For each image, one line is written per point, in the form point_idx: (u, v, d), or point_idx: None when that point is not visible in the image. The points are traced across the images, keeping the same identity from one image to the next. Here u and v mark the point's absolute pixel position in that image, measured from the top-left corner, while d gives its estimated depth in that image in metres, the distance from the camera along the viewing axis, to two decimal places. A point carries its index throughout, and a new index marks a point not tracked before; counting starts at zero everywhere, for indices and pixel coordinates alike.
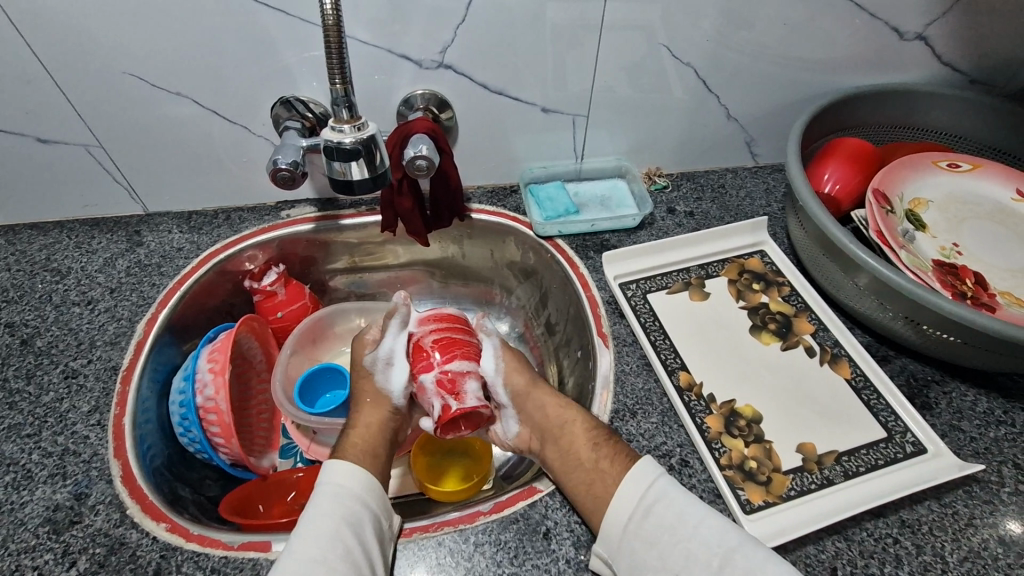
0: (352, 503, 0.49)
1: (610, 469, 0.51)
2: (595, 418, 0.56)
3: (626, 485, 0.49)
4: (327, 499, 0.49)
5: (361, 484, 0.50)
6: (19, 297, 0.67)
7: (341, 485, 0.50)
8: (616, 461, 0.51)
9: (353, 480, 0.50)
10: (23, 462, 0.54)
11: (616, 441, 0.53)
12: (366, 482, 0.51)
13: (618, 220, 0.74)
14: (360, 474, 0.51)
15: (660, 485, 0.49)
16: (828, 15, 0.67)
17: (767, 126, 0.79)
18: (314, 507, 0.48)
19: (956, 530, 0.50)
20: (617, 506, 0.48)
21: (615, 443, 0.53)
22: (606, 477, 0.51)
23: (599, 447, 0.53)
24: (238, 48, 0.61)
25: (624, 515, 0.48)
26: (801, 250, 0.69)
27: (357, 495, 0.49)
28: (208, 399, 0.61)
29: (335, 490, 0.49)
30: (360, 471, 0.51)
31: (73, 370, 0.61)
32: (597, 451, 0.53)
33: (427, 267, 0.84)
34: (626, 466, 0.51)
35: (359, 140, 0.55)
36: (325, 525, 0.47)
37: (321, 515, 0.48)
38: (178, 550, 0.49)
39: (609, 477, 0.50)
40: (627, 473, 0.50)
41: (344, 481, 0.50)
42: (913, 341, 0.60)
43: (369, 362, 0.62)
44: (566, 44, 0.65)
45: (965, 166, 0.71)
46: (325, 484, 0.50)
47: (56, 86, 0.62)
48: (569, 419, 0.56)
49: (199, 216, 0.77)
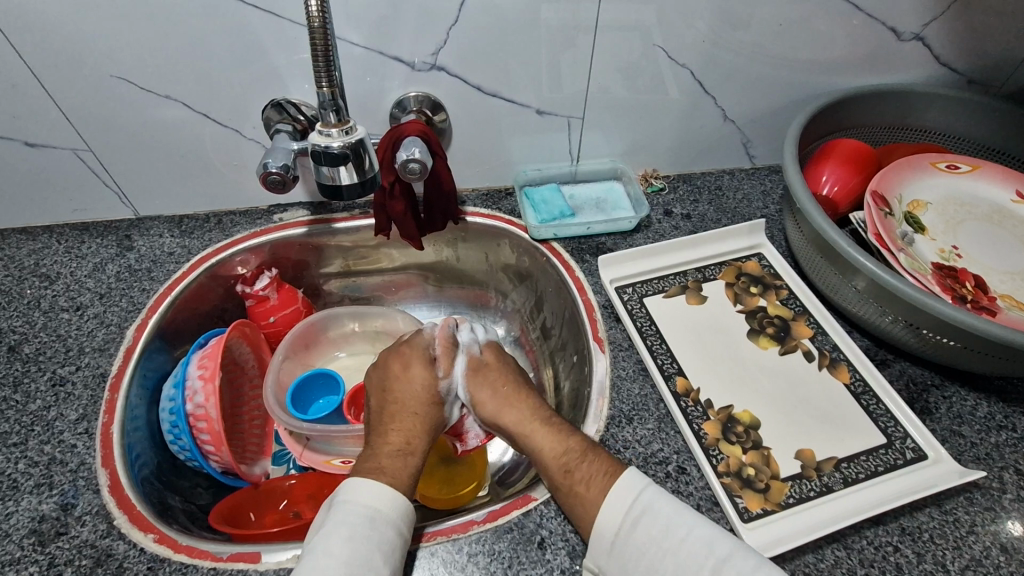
0: (383, 528, 0.46)
1: (587, 491, 0.48)
2: (570, 436, 0.53)
3: (605, 507, 0.47)
4: (362, 521, 0.45)
5: (398, 508, 0.48)
6: (7, 303, 0.66)
7: (375, 507, 0.47)
8: (593, 483, 0.49)
9: (389, 503, 0.47)
10: (9, 472, 0.53)
11: (594, 461, 0.50)
12: (401, 508, 0.48)
13: (614, 223, 0.74)
14: (397, 499, 0.48)
15: (646, 498, 0.47)
16: (825, 15, 0.66)
17: (764, 127, 0.79)
18: (346, 527, 0.45)
19: (957, 538, 0.50)
20: (603, 521, 0.47)
21: (591, 460, 0.50)
22: (585, 501, 0.48)
23: (571, 468, 0.50)
24: (228, 50, 0.60)
25: (613, 525, 0.46)
26: (799, 252, 0.69)
27: (388, 518, 0.47)
28: (197, 407, 0.60)
29: (370, 512, 0.46)
30: (402, 500, 0.48)
31: (61, 377, 0.60)
32: (570, 472, 0.50)
33: (422, 271, 0.84)
34: (607, 486, 0.48)
35: (347, 144, 0.54)
36: (357, 547, 0.44)
37: (354, 537, 0.44)
38: (166, 561, 0.48)
39: (590, 493, 0.48)
40: (605, 496, 0.48)
41: (380, 505, 0.47)
42: (912, 345, 0.59)
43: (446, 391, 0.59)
44: (561, 45, 0.64)
45: (964, 167, 0.71)
46: (360, 503, 0.47)
47: (43, 89, 0.61)
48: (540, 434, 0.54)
49: (190, 220, 0.76)
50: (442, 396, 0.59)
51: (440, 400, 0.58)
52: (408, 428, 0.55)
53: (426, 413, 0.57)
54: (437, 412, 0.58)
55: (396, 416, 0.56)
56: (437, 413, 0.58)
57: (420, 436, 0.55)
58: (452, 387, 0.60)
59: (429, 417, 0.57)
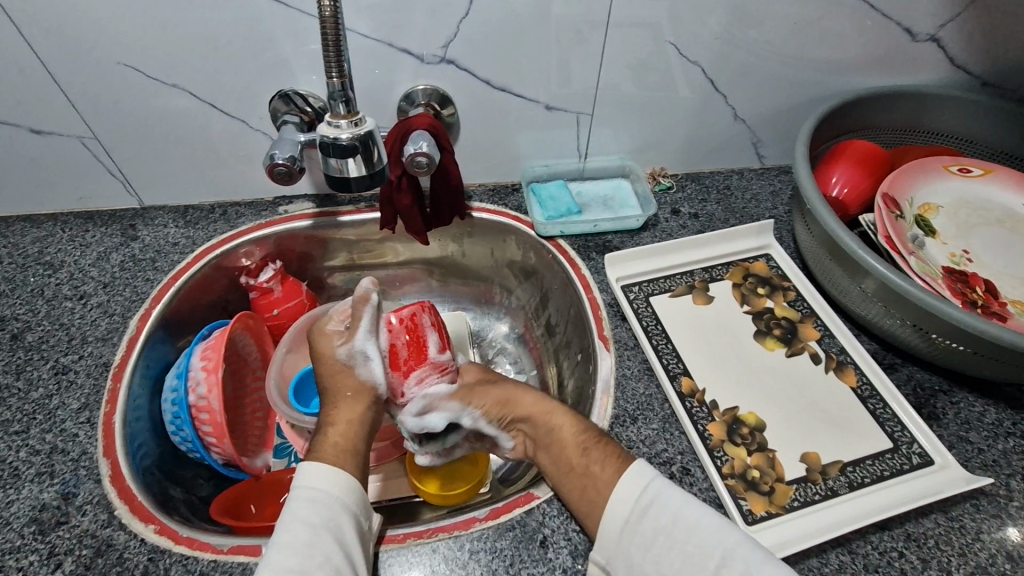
0: (327, 506, 0.46)
1: (601, 475, 0.49)
2: (569, 430, 0.53)
3: (615, 498, 0.47)
4: (303, 505, 0.46)
5: (339, 483, 0.48)
6: (10, 290, 0.66)
7: (316, 488, 0.47)
8: (602, 477, 0.49)
9: (331, 482, 0.48)
10: (10, 460, 0.53)
11: (599, 450, 0.51)
12: (342, 484, 0.48)
13: (621, 221, 0.73)
14: (335, 475, 0.48)
15: (653, 487, 0.47)
16: (839, 14, 0.65)
17: (775, 127, 0.78)
18: (291, 514, 0.46)
19: (963, 545, 0.49)
20: (610, 517, 0.47)
21: (604, 445, 0.51)
22: (595, 494, 0.49)
23: (579, 461, 0.51)
24: (237, 39, 0.59)
25: (620, 517, 0.47)
26: (807, 254, 0.68)
27: (330, 495, 0.47)
28: (200, 398, 0.60)
29: (312, 495, 0.47)
30: (339, 474, 0.49)
31: (64, 365, 0.60)
32: (576, 468, 0.50)
33: (427, 266, 0.83)
34: (614, 480, 0.48)
35: (356, 136, 0.54)
36: (301, 532, 0.44)
37: (297, 521, 0.45)
38: (166, 552, 0.48)
39: (601, 483, 0.49)
40: (614, 489, 0.48)
41: (318, 483, 0.47)
42: (921, 349, 0.59)
43: (346, 356, 0.58)
44: (572, 40, 0.64)
45: (976, 171, 0.70)
46: (300, 488, 0.47)
47: (50, 76, 0.60)
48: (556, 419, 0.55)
49: (195, 211, 0.76)
50: (352, 363, 0.58)
51: (349, 367, 0.58)
52: (331, 405, 0.57)
53: (347, 387, 0.58)
54: (354, 382, 0.58)
55: (325, 395, 0.58)
56: (354, 380, 0.58)
57: (344, 409, 0.56)
58: (355, 354, 0.58)
59: (350, 387, 0.58)
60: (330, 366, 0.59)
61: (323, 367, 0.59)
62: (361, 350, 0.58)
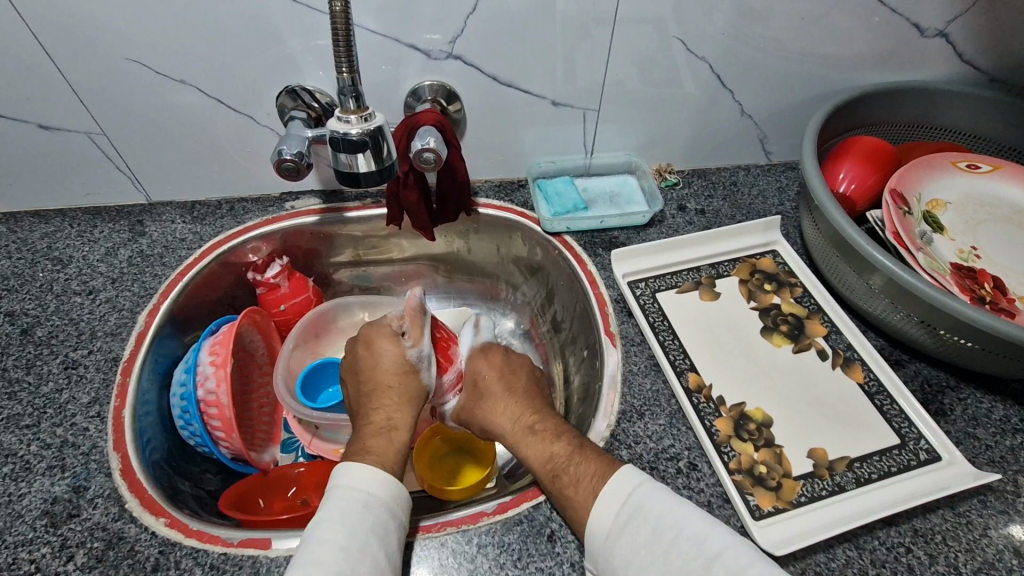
0: (378, 512, 0.46)
1: (577, 496, 0.48)
2: (556, 439, 0.53)
3: (597, 510, 0.46)
4: (355, 506, 0.46)
5: (389, 490, 0.48)
6: (20, 286, 0.67)
7: (368, 492, 0.47)
8: (581, 487, 0.48)
9: (378, 486, 0.48)
10: (22, 454, 0.53)
11: (581, 463, 0.50)
12: (391, 490, 0.48)
13: (627, 217, 0.73)
14: (386, 480, 0.48)
15: (637, 496, 0.46)
16: (847, 9, 0.65)
17: (781, 123, 0.78)
18: (339, 513, 0.45)
19: (969, 540, 0.49)
20: (594, 526, 0.46)
21: (577, 466, 0.50)
22: (575, 504, 0.48)
23: (559, 472, 0.50)
24: (244, 35, 0.59)
25: (605, 523, 0.46)
26: (814, 250, 0.68)
27: (381, 501, 0.47)
28: (208, 392, 0.60)
29: (362, 497, 0.46)
30: (388, 478, 0.49)
31: (73, 360, 0.60)
32: (559, 477, 0.50)
33: (433, 262, 0.83)
34: (598, 487, 0.48)
35: (366, 131, 0.54)
36: (349, 530, 0.44)
37: (346, 520, 0.45)
38: (177, 545, 0.49)
39: (578, 501, 0.48)
40: (597, 498, 0.47)
41: (371, 487, 0.47)
42: (928, 345, 0.59)
43: (414, 358, 0.59)
44: (578, 36, 0.64)
45: (985, 167, 0.70)
46: (348, 488, 0.47)
47: (58, 72, 0.60)
48: (524, 437, 0.54)
49: (202, 207, 0.76)
50: (414, 366, 0.59)
51: (412, 371, 0.58)
52: (385, 405, 0.56)
53: (403, 386, 0.57)
54: (412, 384, 0.58)
55: (372, 391, 0.57)
56: (413, 384, 0.58)
57: (398, 410, 0.56)
58: (422, 358, 0.59)
59: (404, 389, 0.57)
60: (392, 363, 0.58)
61: (380, 366, 0.58)
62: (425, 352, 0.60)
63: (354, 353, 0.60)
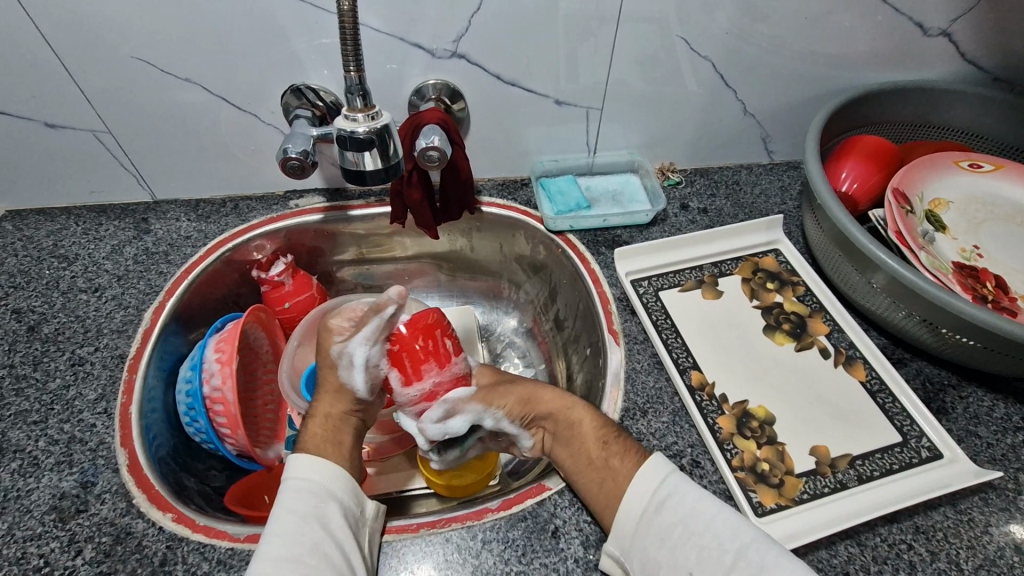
0: (316, 496, 0.47)
1: (621, 465, 0.49)
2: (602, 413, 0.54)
3: (637, 481, 0.48)
4: (295, 496, 0.47)
5: (323, 473, 0.49)
6: (26, 283, 0.67)
7: (302, 479, 0.48)
8: (628, 456, 0.50)
9: (319, 473, 0.49)
10: (30, 449, 0.54)
11: (623, 440, 0.51)
12: (333, 475, 0.49)
13: (630, 216, 0.73)
14: (325, 467, 0.49)
15: (671, 481, 0.48)
16: (850, 8, 0.65)
17: (784, 122, 0.78)
18: (282, 504, 0.47)
19: (971, 537, 0.49)
20: (629, 504, 0.47)
21: (625, 437, 0.52)
22: (618, 473, 0.49)
23: (609, 440, 0.51)
24: (249, 34, 0.60)
25: (639, 506, 0.47)
26: (817, 249, 0.68)
27: (317, 485, 0.48)
28: (214, 389, 0.61)
29: (298, 485, 0.48)
30: (329, 465, 0.50)
31: (80, 357, 0.61)
32: (608, 445, 0.51)
33: (436, 260, 0.84)
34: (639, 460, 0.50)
35: (373, 129, 0.54)
36: (291, 519, 0.45)
37: (287, 510, 0.46)
38: (184, 540, 0.49)
39: (620, 475, 0.49)
40: (639, 468, 0.49)
41: (305, 474, 0.49)
42: (930, 344, 0.59)
43: (338, 353, 0.56)
44: (582, 35, 0.64)
45: (987, 166, 0.70)
46: (289, 480, 0.48)
47: (65, 71, 0.61)
48: (576, 412, 0.54)
49: (207, 205, 0.76)
50: (336, 362, 0.56)
51: (335, 367, 0.56)
52: (319, 396, 0.56)
53: (336, 378, 0.56)
54: (346, 380, 0.56)
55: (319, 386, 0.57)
56: (343, 379, 0.56)
57: (334, 401, 0.56)
58: (347, 357, 0.56)
59: (343, 385, 0.56)
60: (324, 356, 0.57)
61: (321, 359, 0.57)
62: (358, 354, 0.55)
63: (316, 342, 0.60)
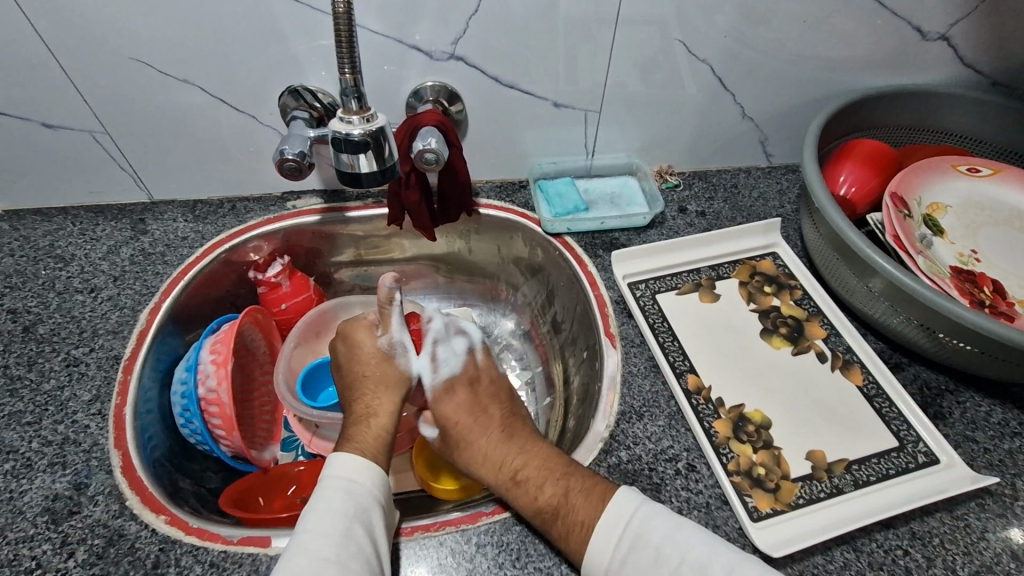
0: (363, 500, 0.47)
1: (567, 547, 0.47)
2: (540, 488, 0.49)
3: (593, 545, 0.46)
4: (339, 495, 0.46)
5: (373, 478, 0.48)
6: (22, 283, 0.67)
7: (352, 480, 0.47)
8: (578, 533, 0.47)
9: (366, 476, 0.48)
10: (24, 450, 0.53)
11: (569, 514, 0.47)
12: (377, 480, 0.49)
13: (628, 218, 0.73)
14: (372, 470, 0.49)
15: None
16: (849, 12, 0.65)
17: (783, 125, 0.78)
18: (324, 502, 0.46)
19: (967, 544, 0.49)
20: (590, 563, 0.46)
21: (570, 513, 0.47)
22: (571, 540, 0.47)
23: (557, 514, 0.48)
24: (247, 35, 0.60)
25: (602, 561, 0.45)
26: (814, 253, 0.68)
27: (365, 490, 0.47)
28: (209, 391, 0.60)
29: (348, 486, 0.47)
30: (374, 468, 0.49)
31: (75, 357, 0.61)
32: (555, 520, 0.48)
33: (433, 261, 0.83)
34: (589, 535, 0.46)
35: (368, 132, 0.54)
36: (336, 520, 0.45)
37: (330, 510, 0.45)
38: (177, 543, 0.49)
39: (572, 552, 0.47)
40: (588, 544, 0.46)
41: (355, 476, 0.48)
42: (928, 349, 0.59)
43: (386, 346, 0.58)
44: (581, 37, 0.64)
45: (985, 171, 0.70)
46: (334, 478, 0.48)
47: (62, 71, 0.61)
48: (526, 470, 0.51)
49: (204, 205, 0.76)
50: (388, 355, 0.58)
51: (390, 360, 0.58)
52: (368, 395, 0.56)
53: (385, 376, 0.57)
54: (392, 372, 0.57)
55: (357, 385, 0.57)
56: (393, 373, 0.57)
57: (387, 395, 0.56)
58: (397, 346, 0.59)
59: (385, 378, 0.57)
60: (368, 354, 0.58)
61: (365, 355, 0.58)
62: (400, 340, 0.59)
63: (336, 346, 0.61)
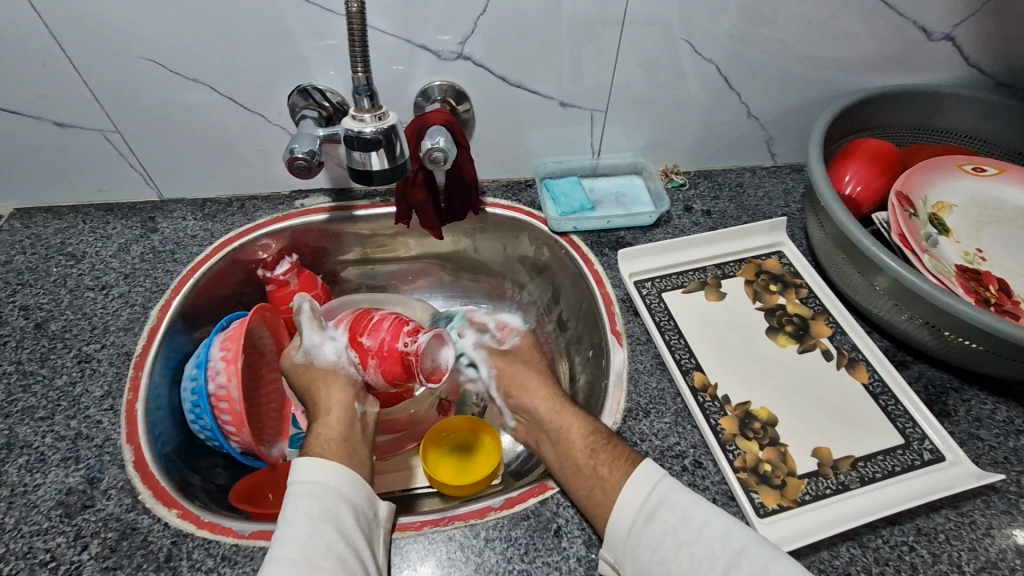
0: (326, 499, 0.47)
1: (610, 475, 0.50)
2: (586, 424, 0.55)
3: (625, 493, 0.48)
4: (303, 499, 0.47)
5: (335, 476, 0.49)
6: (34, 280, 0.67)
7: (313, 482, 0.48)
8: (617, 465, 0.50)
9: (330, 475, 0.48)
10: (37, 445, 0.54)
11: (612, 449, 0.52)
12: (341, 476, 0.49)
13: (634, 217, 0.73)
14: (333, 468, 0.49)
15: (666, 486, 0.48)
16: (853, 12, 0.65)
17: (788, 125, 0.78)
18: (291, 508, 0.46)
19: (973, 540, 0.50)
20: (617, 519, 0.47)
21: (613, 445, 0.52)
22: (606, 484, 0.49)
23: (596, 449, 0.52)
24: (257, 35, 0.60)
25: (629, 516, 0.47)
26: (820, 252, 0.68)
27: (329, 489, 0.48)
28: (219, 387, 0.61)
29: (309, 488, 0.47)
30: (335, 466, 0.49)
31: (87, 354, 0.61)
32: (596, 453, 0.52)
33: (439, 260, 0.84)
34: (630, 467, 0.50)
35: (380, 129, 0.54)
36: (301, 524, 0.45)
37: (296, 515, 0.46)
38: (189, 536, 0.49)
39: (609, 486, 0.49)
40: (627, 480, 0.49)
41: (315, 477, 0.48)
42: (933, 348, 0.59)
43: (302, 355, 0.61)
44: (587, 37, 0.64)
45: (990, 170, 0.70)
46: (297, 484, 0.48)
47: (75, 71, 0.62)
48: (566, 421, 0.57)
49: (212, 204, 0.77)
50: (308, 360, 0.61)
51: (310, 363, 0.60)
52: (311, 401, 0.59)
53: (314, 378, 0.60)
54: (320, 373, 0.60)
55: (305, 395, 0.59)
56: (321, 372, 0.60)
57: (332, 391, 0.58)
58: (311, 351, 0.61)
59: (318, 381, 0.59)
60: (292, 368, 0.61)
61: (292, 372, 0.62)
62: (312, 342, 0.61)
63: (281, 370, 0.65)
